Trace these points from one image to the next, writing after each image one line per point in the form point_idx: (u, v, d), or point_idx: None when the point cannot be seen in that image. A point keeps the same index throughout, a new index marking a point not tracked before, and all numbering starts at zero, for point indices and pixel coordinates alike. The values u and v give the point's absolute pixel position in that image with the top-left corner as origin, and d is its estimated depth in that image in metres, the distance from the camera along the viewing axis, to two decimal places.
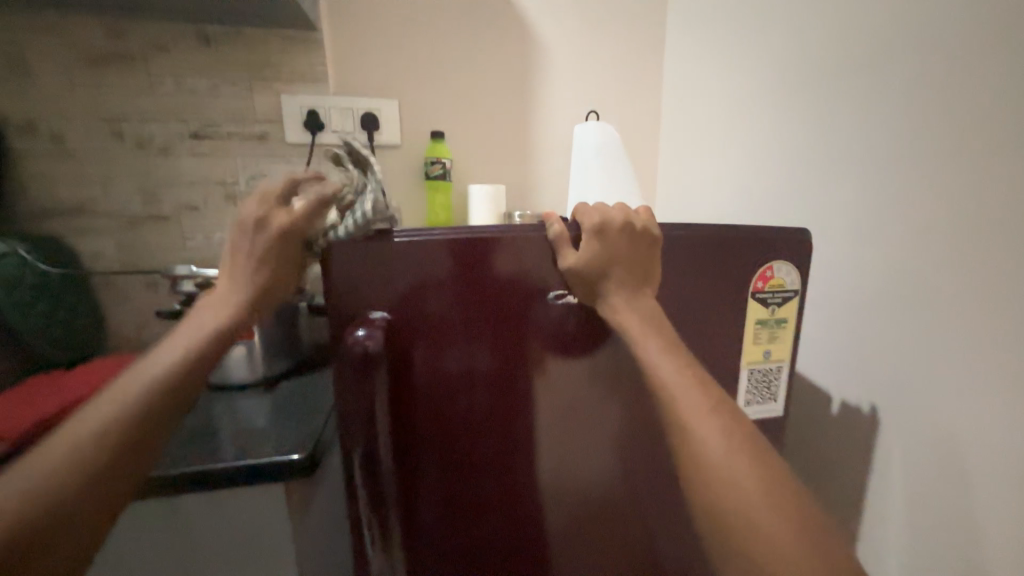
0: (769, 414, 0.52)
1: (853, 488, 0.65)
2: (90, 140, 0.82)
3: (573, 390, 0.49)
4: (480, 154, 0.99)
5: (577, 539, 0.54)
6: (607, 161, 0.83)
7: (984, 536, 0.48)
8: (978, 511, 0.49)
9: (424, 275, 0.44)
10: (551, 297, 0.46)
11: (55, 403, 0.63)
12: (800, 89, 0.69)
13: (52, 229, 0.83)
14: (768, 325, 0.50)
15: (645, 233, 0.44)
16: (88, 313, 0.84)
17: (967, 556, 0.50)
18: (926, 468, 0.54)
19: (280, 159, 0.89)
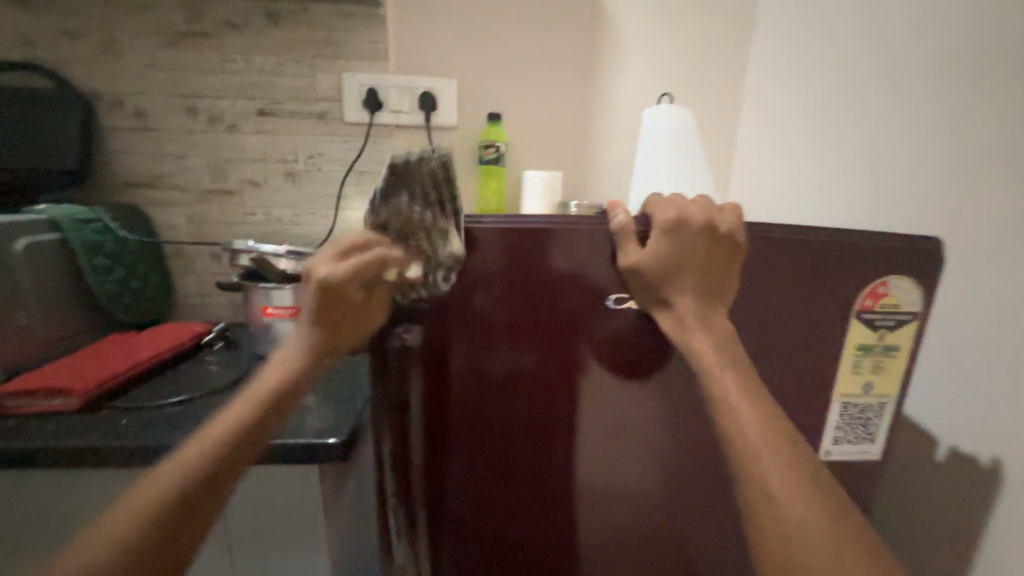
0: (862, 456, 0.44)
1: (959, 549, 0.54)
2: (167, 116, 0.86)
3: (623, 403, 0.44)
4: (538, 138, 0.94)
5: (612, 562, 0.49)
6: (678, 150, 0.75)
7: None
8: None
9: (470, 268, 0.41)
10: (608, 301, 0.41)
11: (124, 363, 0.67)
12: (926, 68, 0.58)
13: (132, 199, 0.89)
14: (872, 352, 0.41)
15: (729, 236, 0.37)
16: (161, 280, 0.89)
17: None
18: None
19: (337, 139, 0.89)
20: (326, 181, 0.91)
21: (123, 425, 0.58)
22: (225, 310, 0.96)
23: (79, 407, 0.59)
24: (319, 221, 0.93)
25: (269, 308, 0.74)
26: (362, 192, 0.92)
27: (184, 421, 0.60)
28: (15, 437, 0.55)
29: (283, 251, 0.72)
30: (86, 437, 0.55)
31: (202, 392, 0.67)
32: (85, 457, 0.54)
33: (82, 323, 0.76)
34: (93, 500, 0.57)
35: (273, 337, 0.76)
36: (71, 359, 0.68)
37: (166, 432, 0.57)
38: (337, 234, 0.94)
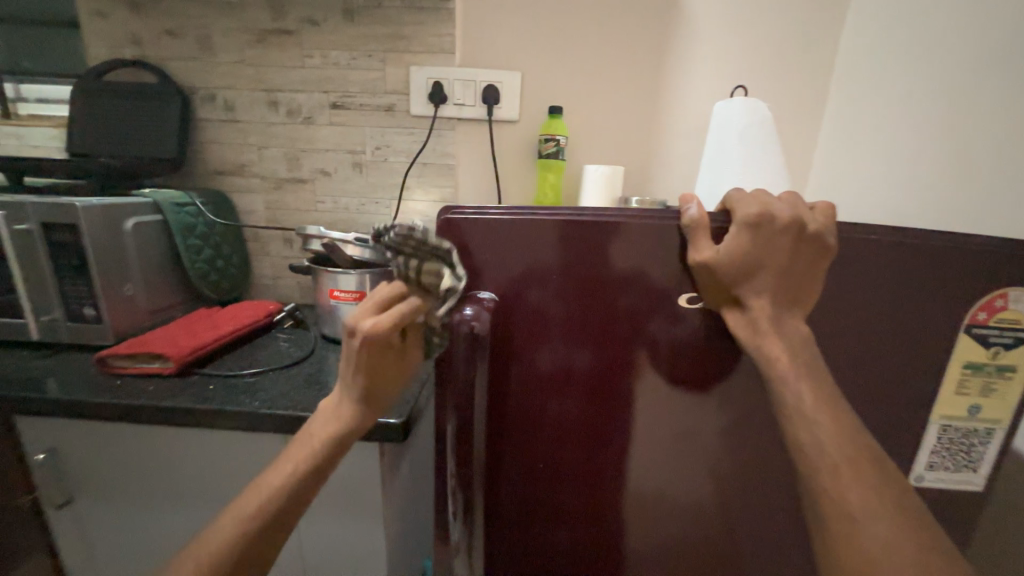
0: (960, 486, 0.40)
1: None
2: (251, 108, 0.92)
3: (681, 407, 0.42)
4: (599, 131, 0.92)
5: (658, 571, 0.47)
6: (753, 145, 0.71)
7: None
8: None
9: (533, 262, 0.41)
10: (682, 300, 0.40)
11: (211, 334, 0.74)
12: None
13: (219, 186, 0.97)
14: (984, 372, 0.37)
15: (817, 237, 0.34)
16: (240, 261, 0.97)
17: None
18: None
19: (403, 131, 0.92)
20: (390, 172, 0.94)
21: (210, 390, 0.64)
22: (294, 291, 1.03)
23: (174, 371, 0.66)
24: (382, 210, 0.97)
25: (336, 291, 0.79)
26: (423, 183, 0.95)
27: (262, 390, 0.65)
28: (122, 393, 0.62)
29: (351, 239, 0.74)
30: (179, 398, 0.61)
31: (276, 366, 0.73)
32: (179, 416, 0.60)
33: (175, 296, 0.84)
34: (184, 454, 0.64)
35: (338, 318, 0.81)
36: (167, 328, 0.76)
37: (247, 400, 0.62)
38: (398, 223, 0.97)
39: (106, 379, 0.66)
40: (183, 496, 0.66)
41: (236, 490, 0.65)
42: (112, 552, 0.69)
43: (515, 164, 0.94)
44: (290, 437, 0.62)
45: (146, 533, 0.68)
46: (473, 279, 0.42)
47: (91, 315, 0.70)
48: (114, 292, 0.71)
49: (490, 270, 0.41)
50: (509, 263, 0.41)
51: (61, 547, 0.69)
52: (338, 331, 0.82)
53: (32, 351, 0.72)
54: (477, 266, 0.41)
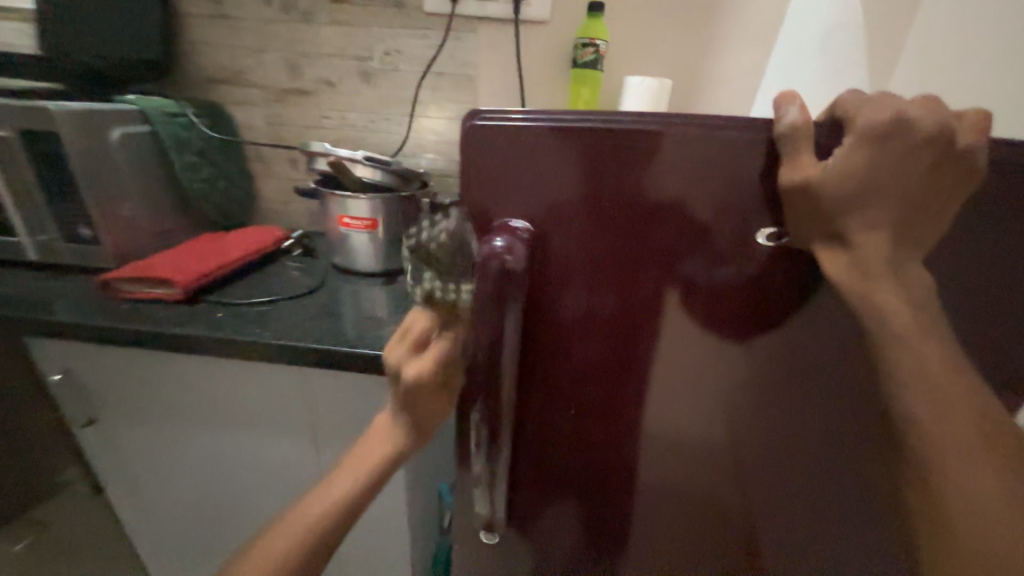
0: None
1: None
2: (243, 2, 0.80)
3: (723, 360, 0.37)
4: (644, 39, 0.79)
5: (679, 519, 0.45)
6: (832, 52, 0.59)
7: None
8: None
9: (573, 184, 0.34)
10: (761, 237, 0.32)
11: (217, 260, 0.70)
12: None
13: (214, 96, 0.88)
14: None
15: (961, 154, 0.27)
16: (244, 184, 0.90)
17: None
18: None
19: (416, 33, 0.79)
20: (402, 84, 0.83)
21: (220, 318, 0.61)
22: (302, 218, 0.97)
23: (180, 298, 0.63)
24: (393, 128, 0.87)
25: (346, 219, 0.73)
26: (439, 98, 0.84)
27: (271, 319, 0.62)
28: (130, 319, 0.60)
29: (360, 158, 0.66)
30: (188, 326, 0.59)
31: (285, 295, 0.69)
32: (189, 344, 0.58)
33: (177, 219, 0.79)
34: (199, 382, 0.63)
35: (349, 248, 0.76)
36: (170, 252, 0.72)
37: (258, 330, 0.59)
38: (411, 145, 0.88)
39: (112, 302, 0.63)
40: (202, 420, 0.66)
41: (253, 417, 0.65)
42: (141, 467, 0.72)
43: (544, 78, 0.82)
44: (305, 370, 0.60)
45: (170, 453, 0.70)
46: (500, 204, 0.35)
47: (88, 236, 0.67)
48: (110, 211, 0.66)
49: (517, 192, 0.35)
50: (536, 183, 0.34)
51: (92, 460, 0.72)
52: (351, 261, 0.77)
53: (35, 271, 0.69)
54: (499, 187, 0.35)
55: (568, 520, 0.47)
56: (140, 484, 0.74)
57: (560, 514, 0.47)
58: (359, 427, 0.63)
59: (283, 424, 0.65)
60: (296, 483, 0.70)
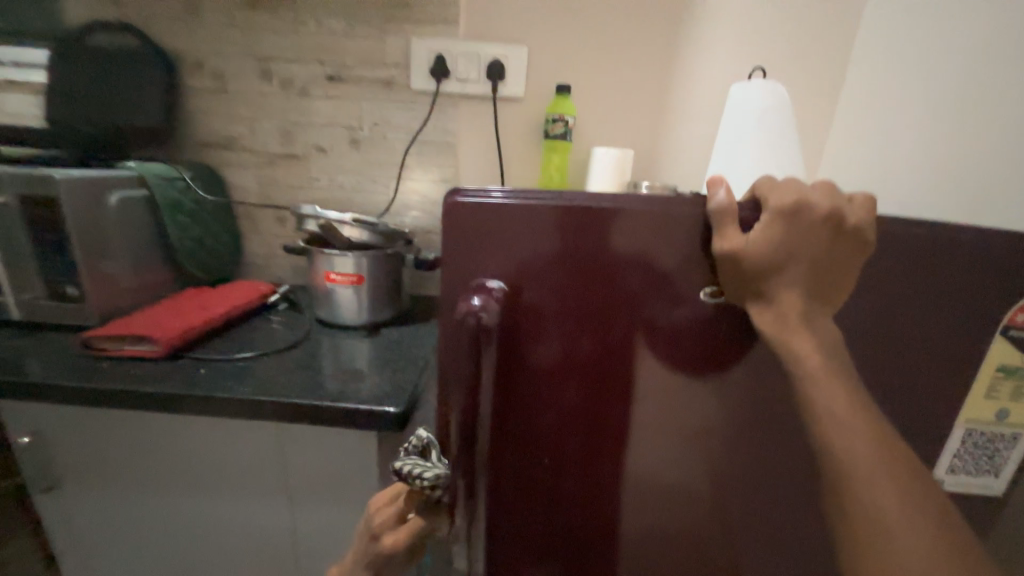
0: (981, 493, 0.40)
1: None
2: (243, 78, 0.87)
3: (684, 406, 0.40)
4: (607, 114, 0.89)
5: (658, 568, 0.46)
6: (767, 130, 0.68)
7: None
8: None
9: (541, 249, 0.38)
10: (702, 295, 0.37)
11: (201, 317, 0.71)
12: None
13: (208, 160, 0.93)
14: (1015, 376, 0.35)
15: (854, 230, 0.32)
16: (231, 240, 0.93)
17: None
18: None
19: (403, 106, 0.88)
20: (388, 150, 0.90)
21: (201, 375, 0.62)
22: (287, 272, 1.00)
23: (162, 355, 0.64)
24: (379, 189, 0.93)
25: (331, 274, 0.76)
26: (423, 162, 0.91)
27: (253, 375, 0.63)
28: (109, 377, 0.60)
29: (349, 220, 0.71)
30: (168, 384, 0.59)
31: (267, 349, 0.70)
32: (167, 402, 0.58)
33: (163, 275, 0.80)
34: (174, 441, 0.62)
35: (333, 302, 0.78)
36: (152, 309, 0.73)
37: (239, 386, 0.60)
38: (395, 204, 0.94)
39: (90, 361, 0.63)
40: (173, 483, 0.64)
41: (227, 478, 0.64)
42: (101, 536, 0.68)
43: (519, 145, 0.91)
44: (284, 427, 0.60)
45: (135, 519, 0.67)
46: (478, 268, 0.39)
47: (73, 293, 0.67)
48: (97, 269, 0.68)
49: (494, 258, 0.39)
50: (510, 250, 0.38)
51: (48, 531, 0.68)
52: (334, 315, 0.80)
53: (12, 329, 0.69)
54: (478, 255, 0.39)
55: (550, 574, 0.47)
56: (98, 555, 0.69)
57: (541, 567, 0.47)
58: (337, 484, 0.63)
59: (258, 483, 0.64)
60: (267, 549, 0.67)
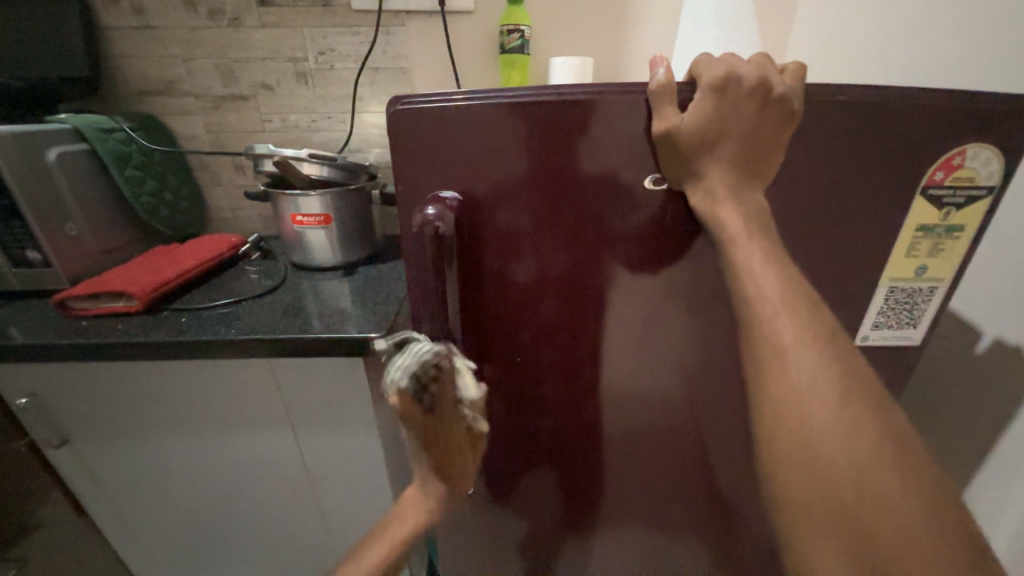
0: (901, 343, 0.43)
1: (965, 442, 0.54)
2: (166, 11, 0.80)
3: (645, 300, 0.43)
4: (566, 21, 0.84)
5: (633, 447, 0.52)
6: (726, 24, 0.67)
7: None
8: None
9: (495, 155, 0.38)
10: (647, 183, 0.38)
11: (174, 270, 0.71)
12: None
13: (149, 108, 0.87)
14: (933, 233, 0.38)
15: (785, 103, 0.33)
16: (191, 194, 0.91)
17: None
18: None
19: (347, 30, 0.82)
20: (339, 81, 0.85)
21: (184, 323, 0.63)
22: (257, 223, 0.99)
23: (141, 309, 0.64)
24: (336, 126, 0.89)
25: (298, 216, 0.75)
26: (378, 93, 0.87)
27: (236, 319, 0.65)
28: (91, 333, 0.61)
29: (305, 156, 0.68)
30: (153, 333, 0.61)
31: (247, 296, 0.71)
32: (155, 350, 0.60)
33: (126, 234, 0.79)
34: (171, 388, 0.65)
35: (305, 245, 0.78)
36: (122, 267, 0.72)
37: (223, 329, 0.61)
38: (355, 141, 0.91)
39: (70, 321, 0.64)
40: (180, 427, 0.68)
41: (231, 417, 0.67)
42: (123, 482, 0.73)
43: (476, 65, 0.86)
44: (275, 363, 0.63)
45: (151, 464, 0.71)
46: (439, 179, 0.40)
47: (36, 258, 0.66)
48: (55, 232, 0.66)
49: (451, 168, 0.39)
50: (465, 159, 0.39)
51: (70, 483, 0.72)
52: (309, 259, 0.80)
53: None
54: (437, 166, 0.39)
55: (537, 461, 0.54)
56: (125, 500, 0.75)
57: (530, 457, 0.53)
58: (335, 411, 0.67)
59: (260, 420, 0.68)
60: (281, 477, 0.73)
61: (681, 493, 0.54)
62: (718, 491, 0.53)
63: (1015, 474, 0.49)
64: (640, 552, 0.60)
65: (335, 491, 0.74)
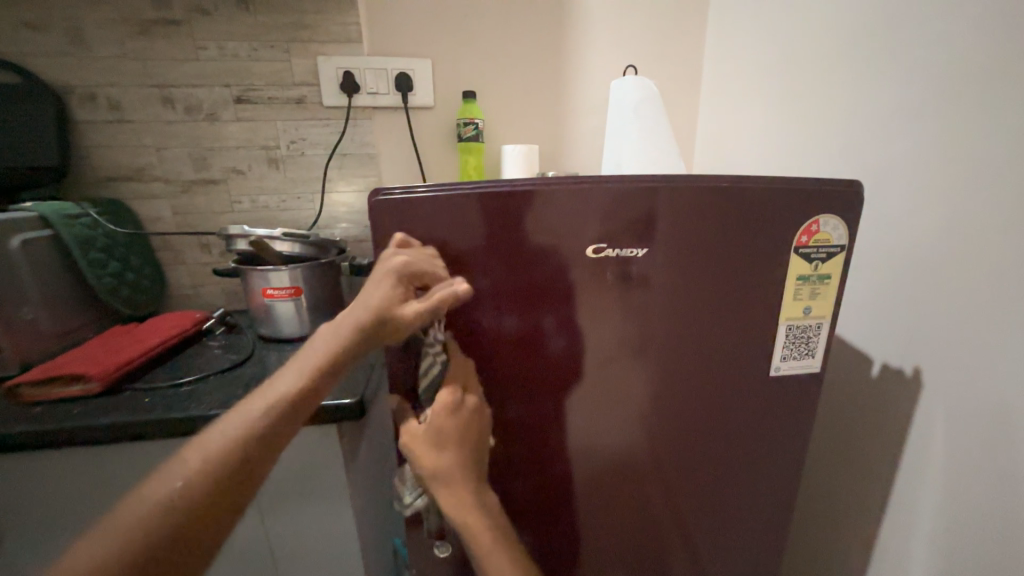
0: (805, 370, 0.53)
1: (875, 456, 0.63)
2: (144, 108, 0.86)
3: (594, 355, 0.50)
4: (515, 114, 0.98)
5: (597, 492, 0.56)
6: (644, 119, 0.82)
7: (1011, 508, 0.46)
8: (1006, 477, 0.46)
9: (457, 238, 0.46)
10: (589, 251, 0.46)
11: (137, 349, 0.70)
12: (844, 35, 0.66)
13: (116, 193, 0.90)
14: (810, 281, 0.49)
15: (672, 191, 0.45)
16: (152, 273, 0.91)
17: (989, 530, 0.48)
18: (964, 439, 0.50)
19: (319, 122, 0.91)
20: (309, 166, 0.93)
21: (148, 402, 0.62)
22: (219, 298, 0.99)
23: (101, 391, 0.63)
24: (305, 204, 0.95)
25: (268, 290, 0.78)
26: (346, 175, 0.95)
27: (204, 394, 0.64)
28: (45, 420, 0.58)
29: (278, 234, 0.74)
30: (114, 415, 0.59)
31: (213, 371, 0.71)
32: (115, 434, 0.58)
33: (82, 316, 0.77)
34: (126, 474, 0.62)
35: (273, 318, 0.80)
36: (80, 350, 0.71)
37: (190, 406, 0.61)
38: (324, 217, 0.97)
39: (20, 409, 0.61)
40: None
41: None
42: None
43: (437, 149, 0.97)
44: None
45: None
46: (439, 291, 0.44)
47: None
48: (9, 318, 0.65)
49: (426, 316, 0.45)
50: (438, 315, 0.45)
51: None
52: (277, 330, 0.82)
53: None
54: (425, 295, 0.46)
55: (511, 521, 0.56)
56: None
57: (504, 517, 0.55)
58: (305, 486, 0.66)
59: None
60: (241, 566, 0.68)
61: (649, 531, 0.59)
62: (678, 521, 0.59)
63: (914, 484, 0.56)
64: None
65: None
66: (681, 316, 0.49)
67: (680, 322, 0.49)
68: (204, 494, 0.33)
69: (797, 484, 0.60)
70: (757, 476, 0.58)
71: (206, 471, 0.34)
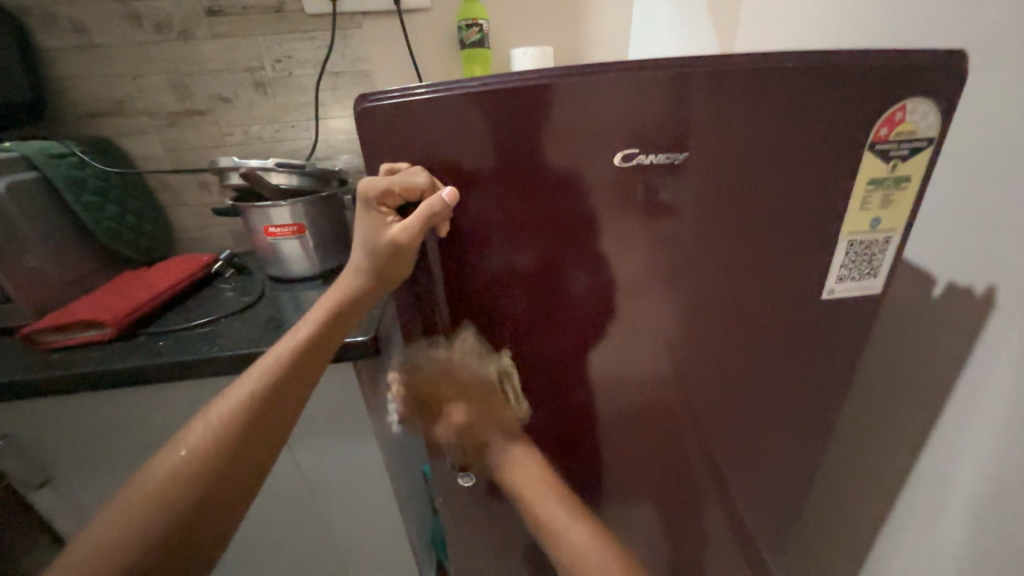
0: (862, 292, 0.47)
1: (925, 381, 0.58)
2: (112, 29, 0.77)
3: (623, 283, 0.45)
4: (524, 11, 0.85)
5: (625, 424, 0.54)
6: None
7: None
8: None
9: (460, 150, 0.39)
10: (617, 160, 0.39)
11: (145, 293, 0.69)
12: None
13: (101, 131, 0.84)
14: (883, 187, 0.41)
15: (722, 78, 0.37)
16: (154, 216, 0.88)
17: None
18: None
19: (304, 35, 0.80)
20: (300, 89, 0.84)
21: (161, 346, 0.62)
22: (227, 240, 0.96)
23: (116, 336, 0.63)
24: (301, 134, 0.88)
25: (271, 228, 0.73)
26: (340, 97, 0.86)
27: (216, 337, 0.63)
28: (66, 365, 0.59)
29: (273, 165, 0.67)
30: (131, 360, 0.59)
31: (226, 312, 0.70)
32: (134, 377, 0.58)
33: (89, 263, 0.76)
34: (155, 413, 0.63)
35: (280, 256, 0.77)
36: (92, 295, 0.70)
37: (203, 348, 0.60)
38: (322, 147, 0.89)
39: (42, 355, 0.62)
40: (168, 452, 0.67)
41: None
42: None
43: (439, 61, 0.86)
44: None
45: None
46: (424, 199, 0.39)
47: None
48: (13, 266, 0.64)
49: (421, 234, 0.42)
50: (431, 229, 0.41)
51: (56, 522, 0.71)
52: (286, 270, 0.79)
53: None
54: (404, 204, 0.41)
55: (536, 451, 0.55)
56: None
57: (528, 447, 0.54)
58: (329, 421, 0.66)
59: None
60: (279, 493, 0.72)
61: (680, 459, 0.57)
62: (708, 451, 0.57)
63: (972, 409, 0.52)
64: (644, 522, 0.62)
65: (338, 501, 0.74)
66: (724, 234, 0.43)
67: (722, 241, 0.43)
68: (204, 470, 0.35)
69: (836, 412, 0.56)
70: (795, 404, 0.55)
71: (203, 451, 0.35)
